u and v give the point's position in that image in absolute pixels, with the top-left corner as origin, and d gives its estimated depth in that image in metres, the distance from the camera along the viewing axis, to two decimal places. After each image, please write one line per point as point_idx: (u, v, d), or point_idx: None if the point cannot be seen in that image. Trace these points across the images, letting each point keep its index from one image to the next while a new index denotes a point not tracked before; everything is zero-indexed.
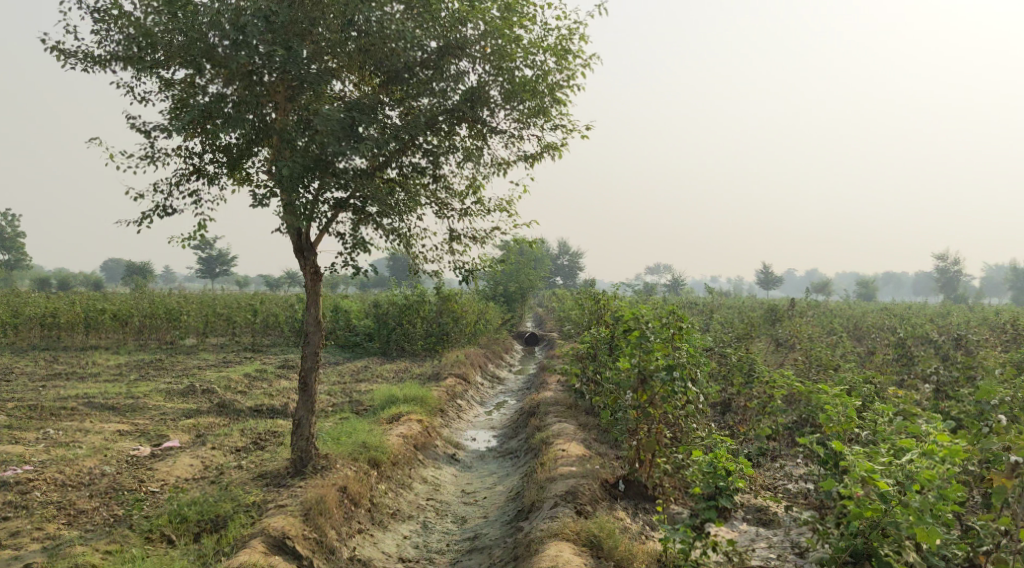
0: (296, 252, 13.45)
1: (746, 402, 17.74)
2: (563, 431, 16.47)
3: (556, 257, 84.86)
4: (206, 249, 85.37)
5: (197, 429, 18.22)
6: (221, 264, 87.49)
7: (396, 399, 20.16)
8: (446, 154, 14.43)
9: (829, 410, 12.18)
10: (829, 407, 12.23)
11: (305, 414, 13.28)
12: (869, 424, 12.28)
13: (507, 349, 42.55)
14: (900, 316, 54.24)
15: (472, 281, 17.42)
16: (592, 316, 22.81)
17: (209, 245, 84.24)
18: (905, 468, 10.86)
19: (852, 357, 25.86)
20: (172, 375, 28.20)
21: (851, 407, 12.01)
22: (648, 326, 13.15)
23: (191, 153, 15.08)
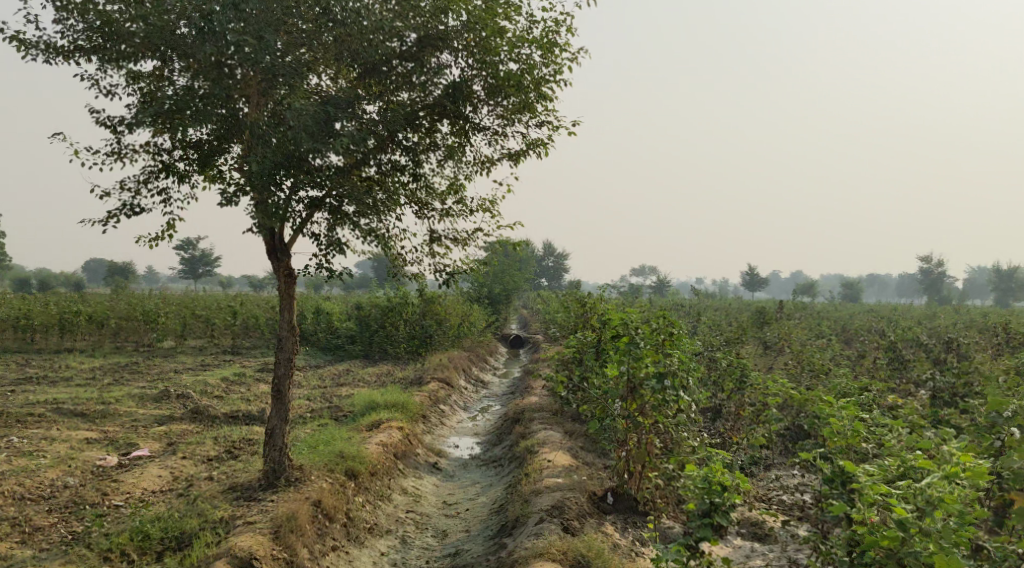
0: (269, 253, 12.80)
1: (738, 409, 17.24)
2: (549, 439, 15.91)
3: (542, 258, 84.32)
4: (188, 250, 84.40)
5: (168, 437, 17.55)
6: (204, 265, 86.57)
7: (376, 404, 19.54)
8: (427, 152, 13.84)
9: (835, 424, 11.80)
10: (835, 422, 11.84)
11: (279, 423, 12.64)
12: (876, 438, 11.81)
13: (492, 352, 41.99)
14: (887, 319, 53.94)
15: (454, 283, 16.82)
16: (578, 319, 22.25)
17: (192, 245, 83.27)
18: (924, 491, 10.34)
19: (842, 360, 25.43)
20: (148, 379, 27.48)
21: (858, 422, 11.61)
22: (637, 332, 12.49)
23: (160, 149, 14.44)
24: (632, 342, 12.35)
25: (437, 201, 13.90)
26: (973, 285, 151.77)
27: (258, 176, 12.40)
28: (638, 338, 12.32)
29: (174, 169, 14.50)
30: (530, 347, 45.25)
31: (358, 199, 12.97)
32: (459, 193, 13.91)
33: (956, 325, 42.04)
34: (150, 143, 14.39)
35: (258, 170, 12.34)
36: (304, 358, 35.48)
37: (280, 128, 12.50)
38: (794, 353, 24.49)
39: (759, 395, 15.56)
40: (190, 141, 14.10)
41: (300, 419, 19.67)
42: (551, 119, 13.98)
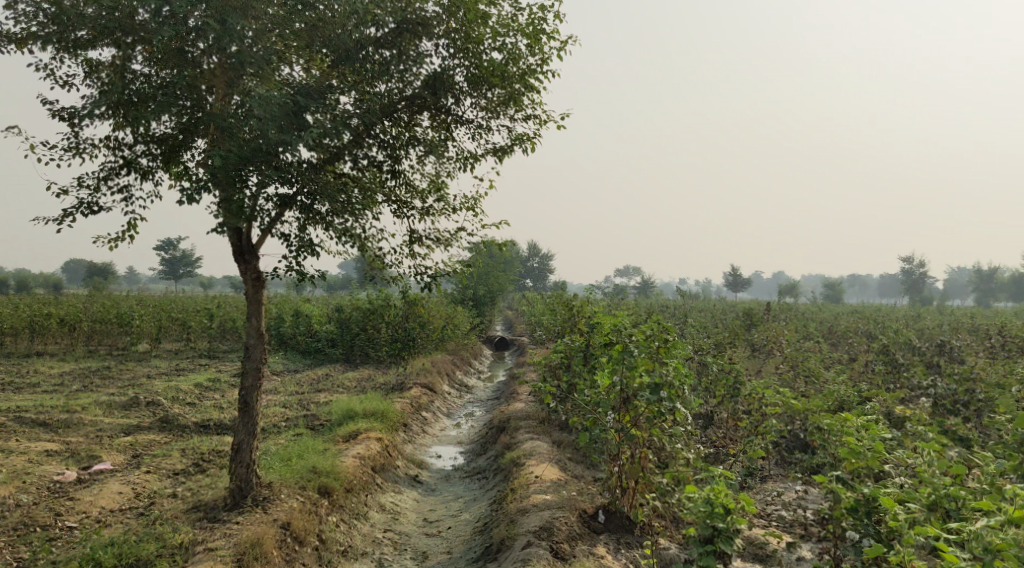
0: (236, 254, 11.93)
1: (733, 417, 16.49)
2: (536, 450, 15.12)
3: (526, 258, 83.57)
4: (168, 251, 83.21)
5: (134, 448, 16.65)
6: (185, 266, 85.40)
7: (354, 413, 18.67)
8: (406, 147, 13.04)
9: (855, 445, 10.97)
10: (855, 442, 11.01)
11: (246, 438, 11.81)
12: (897, 459, 11.10)
13: (475, 354, 41.14)
14: (873, 320, 53.43)
15: (436, 286, 16.00)
16: (564, 323, 21.44)
17: (172, 246, 82.09)
18: (981, 537, 9.71)
19: (835, 364, 24.76)
20: (119, 385, 26.51)
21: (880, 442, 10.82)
22: (631, 340, 11.70)
23: (121, 144, 13.57)
24: (626, 351, 11.59)
25: (417, 200, 13.07)
26: (955, 286, 152.09)
27: (221, 172, 11.53)
28: (632, 345, 11.56)
29: (136, 166, 13.64)
30: (515, 350, 44.45)
31: (332, 198, 12.13)
32: (441, 191, 13.10)
33: (944, 327, 41.54)
34: (110, 137, 13.51)
35: (221, 165, 11.47)
36: (283, 362, 34.54)
37: (246, 120, 11.63)
38: (787, 356, 23.79)
39: (756, 404, 14.82)
40: (152, 135, 13.24)
41: (274, 428, 18.78)
42: (538, 113, 13.20)
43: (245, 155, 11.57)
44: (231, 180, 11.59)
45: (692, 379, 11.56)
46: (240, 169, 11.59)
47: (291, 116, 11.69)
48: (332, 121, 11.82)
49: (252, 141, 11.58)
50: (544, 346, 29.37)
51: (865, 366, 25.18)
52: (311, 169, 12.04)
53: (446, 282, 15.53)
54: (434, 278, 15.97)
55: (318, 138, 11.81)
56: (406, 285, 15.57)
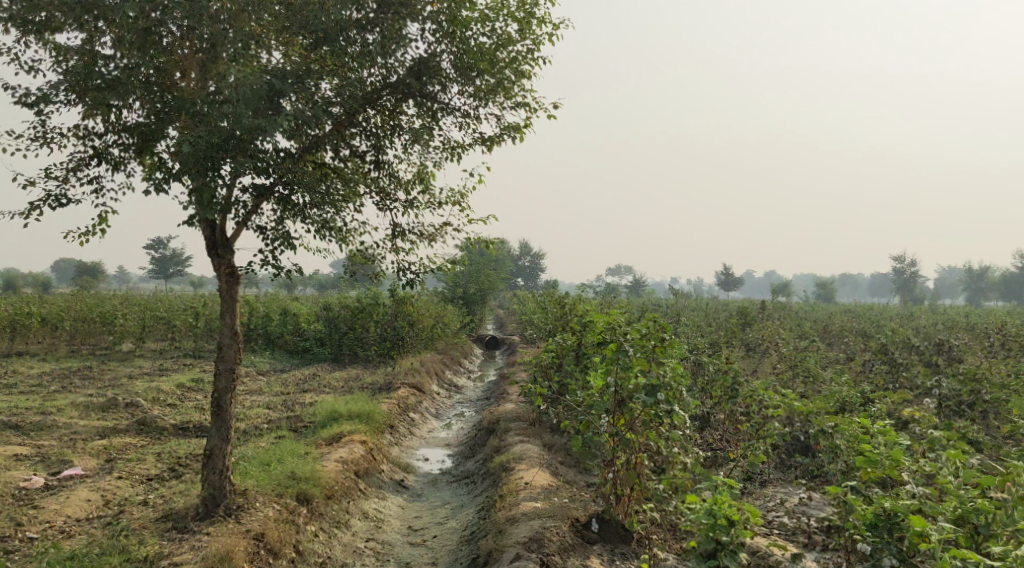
0: (209, 249, 11.28)
1: (731, 419, 15.93)
2: (526, 453, 14.53)
3: (518, 257, 83.01)
4: (156, 249, 82.38)
5: (108, 453, 15.97)
6: (174, 265, 84.51)
7: (338, 415, 18.03)
8: (389, 137, 12.40)
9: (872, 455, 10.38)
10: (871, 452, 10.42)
11: (219, 443, 11.26)
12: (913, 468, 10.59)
13: (466, 354, 40.51)
14: (866, 319, 53.15)
15: (421, 283, 15.35)
16: (555, 322, 20.84)
17: (161, 245, 81.24)
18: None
19: (832, 363, 24.25)
20: (98, 386, 25.79)
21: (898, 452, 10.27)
22: (626, 338, 11.09)
23: (91, 134, 12.93)
24: (620, 350, 10.99)
25: (401, 191, 12.45)
26: (947, 285, 152.10)
27: (191, 160, 10.89)
28: (626, 344, 10.97)
29: (106, 156, 13.00)
30: (506, 349, 43.84)
31: (310, 189, 11.50)
32: (427, 182, 12.48)
33: (939, 325, 41.11)
34: (79, 126, 12.86)
35: (190, 153, 10.82)
36: (270, 361, 33.87)
37: (218, 106, 11.00)
38: (784, 355, 23.25)
39: (756, 405, 14.26)
40: (123, 124, 12.60)
41: (256, 431, 18.13)
42: (529, 101, 12.59)
43: (216, 142, 10.92)
44: (201, 169, 10.95)
45: (690, 380, 10.98)
46: (211, 158, 10.95)
47: (265, 102, 11.05)
48: (310, 108, 11.19)
49: (223, 128, 10.93)
50: (536, 345, 28.77)
51: (863, 365, 24.66)
52: (289, 158, 11.40)
53: (432, 277, 14.91)
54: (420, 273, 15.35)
55: (296, 126, 11.18)
56: (390, 281, 14.94)
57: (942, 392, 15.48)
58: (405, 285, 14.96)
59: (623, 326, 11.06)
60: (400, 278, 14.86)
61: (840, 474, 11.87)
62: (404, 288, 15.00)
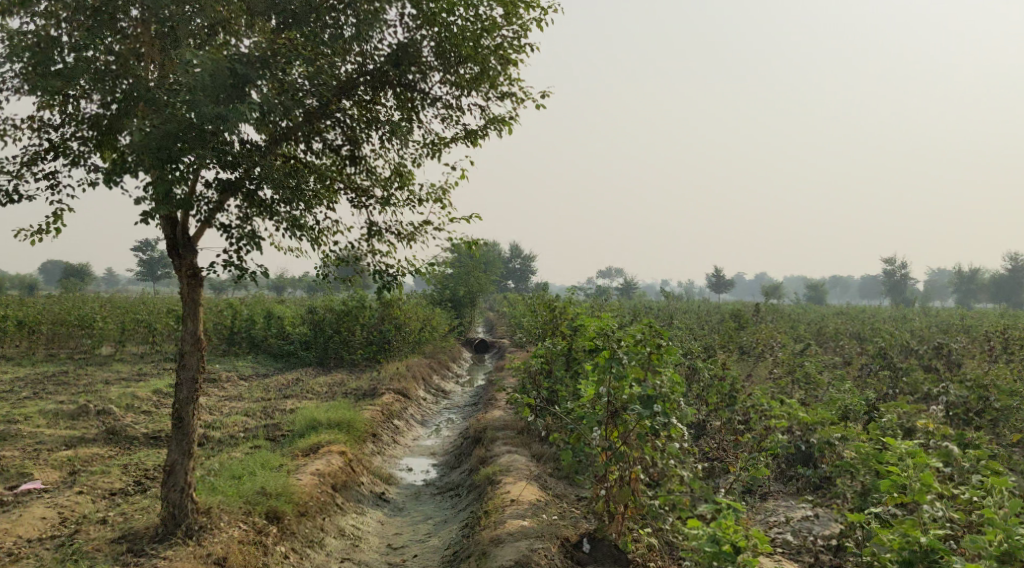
0: (169, 247, 10.56)
1: (729, 428, 15.17)
2: (513, 465, 13.78)
3: (508, 259, 82.25)
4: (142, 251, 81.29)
5: (72, 465, 15.14)
6: (161, 268, 83.44)
7: (317, 423, 17.21)
8: (366, 130, 11.63)
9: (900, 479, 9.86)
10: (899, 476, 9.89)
11: (180, 458, 10.67)
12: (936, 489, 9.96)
13: (454, 357, 39.68)
14: (860, 321, 52.55)
15: (399, 286, 14.56)
16: (544, 325, 20.06)
17: (148, 247, 80.18)
18: None
19: (830, 367, 23.55)
20: (72, 392, 24.90)
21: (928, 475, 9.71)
22: (619, 345, 10.35)
23: (48, 126, 12.16)
24: (613, 357, 10.26)
25: (378, 189, 11.68)
26: (938, 286, 151.80)
27: (147, 151, 10.08)
28: (619, 350, 10.22)
29: (63, 150, 12.23)
30: (495, 353, 43.04)
31: (280, 184, 10.73)
32: (407, 180, 11.68)
33: (935, 327, 40.53)
34: (34, 118, 12.10)
35: (146, 144, 10.02)
36: (252, 365, 33.02)
37: (179, 93, 10.19)
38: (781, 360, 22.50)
39: (756, 414, 13.52)
40: (80, 116, 11.83)
41: (230, 441, 17.31)
42: (516, 92, 11.83)
43: (174, 132, 10.12)
44: (158, 162, 10.13)
45: (687, 388, 10.23)
46: (171, 150, 10.14)
47: (229, 90, 10.28)
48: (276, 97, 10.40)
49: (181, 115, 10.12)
50: (526, 349, 27.98)
51: (862, 371, 23.94)
52: (254, 152, 10.61)
53: (416, 280, 14.11)
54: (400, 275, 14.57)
55: (263, 116, 10.40)
56: (367, 284, 14.13)
57: (949, 399, 14.79)
58: (383, 289, 14.14)
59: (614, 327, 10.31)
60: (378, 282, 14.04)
61: (847, 490, 11.14)
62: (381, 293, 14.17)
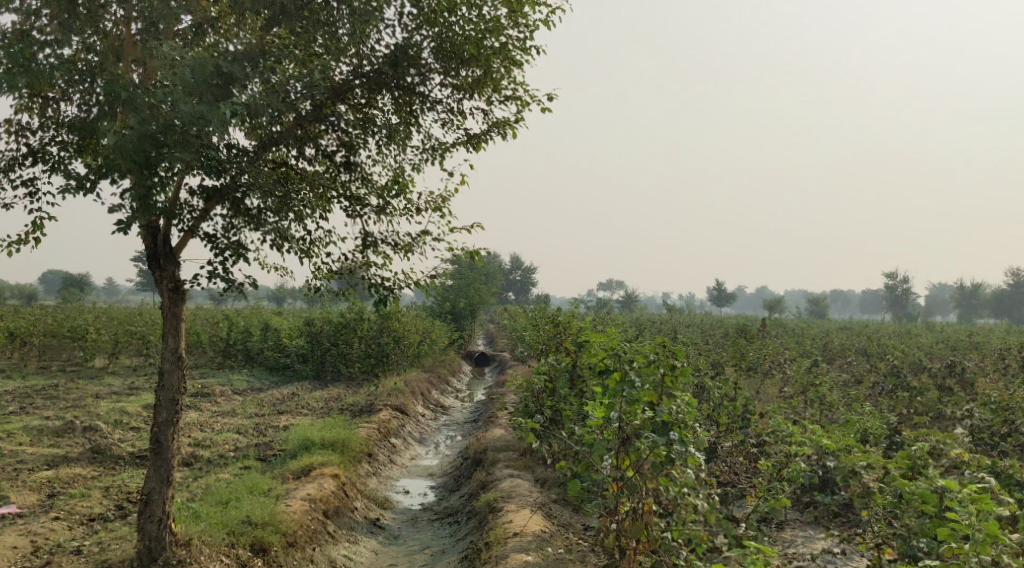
0: (150, 261, 10.17)
1: (742, 451, 14.46)
2: (515, 491, 13.06)
3: (509, 272, 81.66)
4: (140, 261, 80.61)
5: (50, 487, 14.39)
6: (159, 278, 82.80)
7: (310, 443, 16.50)
8: (361, 134, 10.94)
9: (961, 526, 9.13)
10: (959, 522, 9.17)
11: (157, 488, 10.24)
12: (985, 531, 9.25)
13: (454, 371, 38.96)
14: (866, 336, 51.86)
15: (394, 301, 13.85)
16: (547, 341, 19.33)
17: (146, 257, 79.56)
18: None
19: (842, 385, 22.81)
20: (59, 406, 24.15)
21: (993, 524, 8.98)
22: (631, 366, 9.73)
23: (25, 129, 11.49)
24: (625, 380, 9.64)
25: (374, 197, 11.00)
26: (940, 300, 151.15)
27: (125, 158, 9.40)
28: (631, 372, 9.54)
29: (40, 156, 11.57)
30: (495, 366, 42.32)
31: (269, 192, 10.04)
32: (405, 188, 11.00)
33: (943, 343, 39.82)
34: (11, 121, 11.44)
35: (124, 150, 9.34)
36: (248, 379, 32.31)
37: (162, 95, 9.52)
38: (791, 378, 21.81)
39: (773, 439, 12.80)
40: (58, 120, 11.17)
41: (219, 461, 16.59)
42: (521, 94, 11.15)
43: (155, 137, 9.45)
44: (137, 169, 9.45)
45: (705, 414, 9.55)
46: (151, 156, 9.47)
47: (215, 92, 9.61)
48: (266, 99, 9.73)
49: (163, 119, 9.45)
50: (527, 364, 27.26)
51: (874, 389, 23.24)
52: (241, 158, 9.93)
53: (416, 293, 13.41)
54: (399, 288, 13.87)
55: (250, 117, 9.73)
56: (364, 297, 13.43)
57: (974, 421, 14.08)
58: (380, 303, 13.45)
59: (627, 347, 9.64)
60: (376, 296, 13.34)
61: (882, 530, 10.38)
62: (378, 307, 13.47)
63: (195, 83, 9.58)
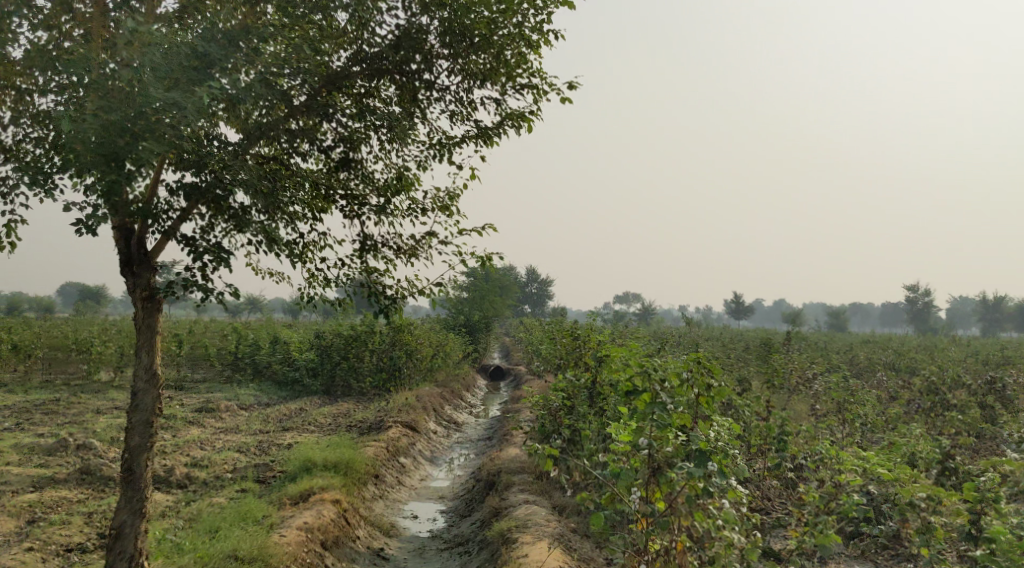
0: (124, 268, 10.34)
1: (778, 477, 13.31)
2: (531, 519, 12.00)
3: (525, 284, 80.65)
4: None
5: (32, 512, 13.47)
6: None
7: (312, 465, 15.43)
8: (361, 126, 9.97)
9: None
10: None
11: (128, 518, 10.30)
12: None
13: (468, 386, 37.84)
14: (893, 350, 50.40)
15: (395, 312, 12.84)
16: (566, 355, 18.22)
17: None
18: None
19: (877, 402, 21.58)
20: (57, 423, 23.24)
21: None
22: (663, 387, 8.66)
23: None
24: (655, 402, 8.59)
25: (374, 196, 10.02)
26: (961, 314, 149.07)
27: (88, 149, 8.60)
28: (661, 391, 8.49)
29: (11, 154, 10.61)
30: (511, 381, 41.16)
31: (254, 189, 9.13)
32: (409, 188, 10.01)
33: (975, 358, 38.43)
34: None
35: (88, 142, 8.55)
36: (255, 394, 31.27)
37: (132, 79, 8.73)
38: (825, 395, 20.57)
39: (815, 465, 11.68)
40: (30, 115, 10.21)
41: (216, 484, 15.54)
42: (537, 83, 10.12)
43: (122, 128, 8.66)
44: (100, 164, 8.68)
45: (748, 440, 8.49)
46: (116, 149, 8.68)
47: (191, 77, 8.85)
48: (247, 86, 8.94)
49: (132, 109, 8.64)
50: (544, 379, 26.10)
51: (912, 408, 21.95)
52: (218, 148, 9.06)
53: (424, 305, 12.38)
54: (404, 297, 12.90)
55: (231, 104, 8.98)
56: (365, 308, 12.44)
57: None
58: (381, 315, 12.44)
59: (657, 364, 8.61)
60: (377, 307, 12.33)
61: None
62: (379, 320, 12.48)
63: (169, 66, 8.81)
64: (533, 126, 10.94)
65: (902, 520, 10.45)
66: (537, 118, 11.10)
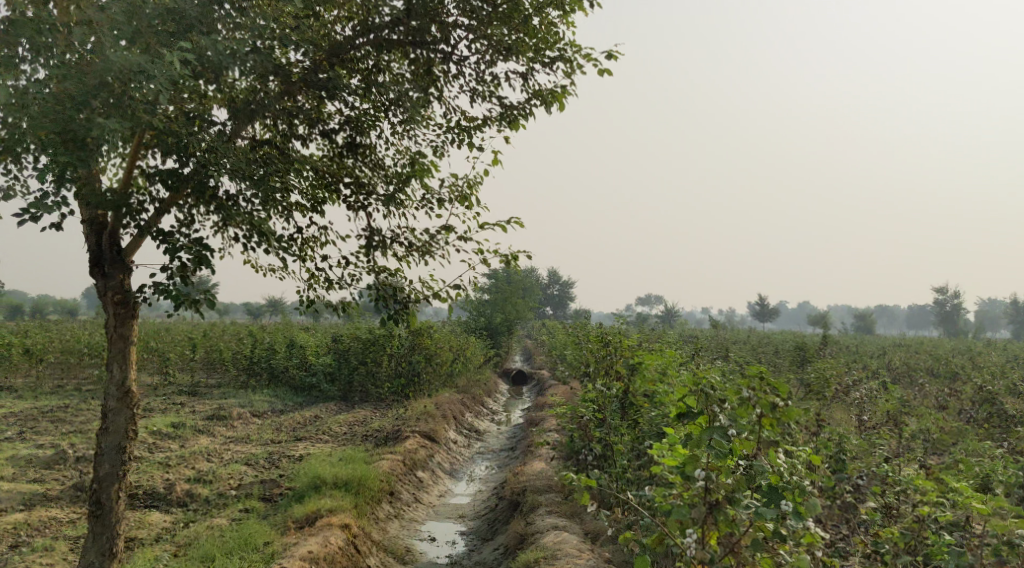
0: (96, 270, 10.46)
1: (837, 501, 12.08)
2: (561, 550, 10.85)
3: (545, 285, 79.49)
4: None
5: (18, 536, 12.38)
6: None
7: (321, 484, 14.21)
8: (370, 107, 8.85)
9: None
10: None
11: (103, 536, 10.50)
12: None
13: (490, 391, 36.59)
14: (926, 353, 48.88)
15: (407, 317, 11.70)
16: (592, 360, 17.00)
17: None
18: None
19: (926, 411, 20.23)
20: (59, 432, 22.13)
21: None
22: (724, 410, 8.35)
23: None
24: (713, 426, 8.31)
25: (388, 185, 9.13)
26: (988, 314, 146.72)
27: (41, 118, 8.57)
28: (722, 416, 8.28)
29: None
30: (533, 385, 39.87)
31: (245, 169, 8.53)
32: (425, 174, 9.07)
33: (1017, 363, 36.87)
34: None
35: (40, 112, 8.55)
36: (270, 400, 30.19)
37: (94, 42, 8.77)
38: (872, 406, 19.22)
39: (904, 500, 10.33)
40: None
41: (219, 504, 14.38)
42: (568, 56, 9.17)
43: (84, 96, 8.64)
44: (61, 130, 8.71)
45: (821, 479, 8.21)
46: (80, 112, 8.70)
47: (163, 41, 8.93)
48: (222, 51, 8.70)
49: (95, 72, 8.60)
50: (569, 386, 24.87)
51: (964, 419, 20.55)
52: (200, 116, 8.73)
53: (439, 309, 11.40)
54: (418, 301, 11.78)
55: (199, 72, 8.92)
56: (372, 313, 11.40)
57: None
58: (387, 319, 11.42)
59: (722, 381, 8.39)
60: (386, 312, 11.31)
61: None
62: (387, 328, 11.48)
63: (135, 28, 8.79)
64: (564, 107, 10.01)
65: (1000, 563, 9.20)
66: (569, 97, 10.15)
